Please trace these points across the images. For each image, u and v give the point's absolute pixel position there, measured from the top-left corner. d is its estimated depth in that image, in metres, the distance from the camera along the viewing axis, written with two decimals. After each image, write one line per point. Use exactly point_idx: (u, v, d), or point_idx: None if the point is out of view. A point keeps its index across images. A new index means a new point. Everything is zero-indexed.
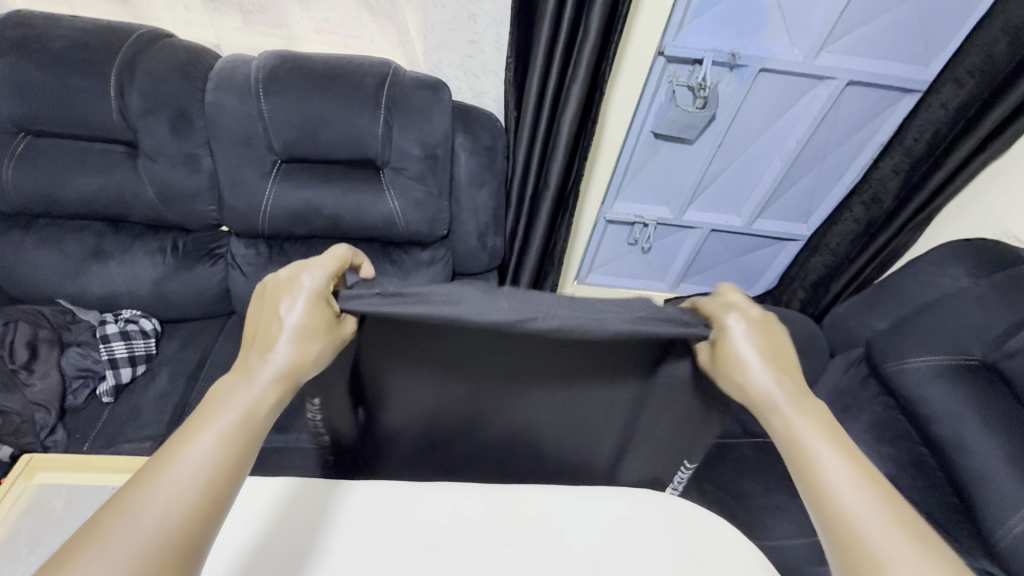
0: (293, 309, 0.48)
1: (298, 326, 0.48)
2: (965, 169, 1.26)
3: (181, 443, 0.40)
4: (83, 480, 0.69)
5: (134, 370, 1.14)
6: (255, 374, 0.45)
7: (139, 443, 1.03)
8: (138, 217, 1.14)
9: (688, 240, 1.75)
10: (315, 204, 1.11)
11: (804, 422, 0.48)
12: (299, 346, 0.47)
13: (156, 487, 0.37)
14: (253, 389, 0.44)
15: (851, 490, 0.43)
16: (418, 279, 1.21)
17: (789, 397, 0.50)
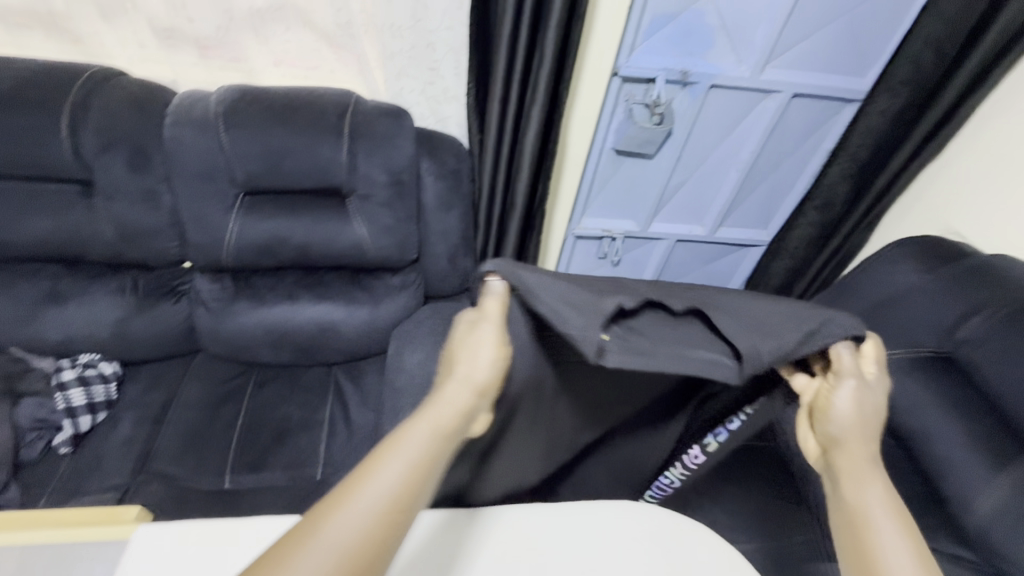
0: (474, 356, 0.57)
1: (480, 366, 0.56)
2: (905, 172, 1.34)
3: (376, 467, 0.48)
4: (37, 539, 0.65)
5: (94, 418, 1.09)
6: (429, 422, 0.52)
7: (101, 494, 0.99)
8: (95, 257, 1.11)
9: (656, 250, 1.79)
10: (281, 235, 1.10)
11: (874, 496, 0.54)
12: (474, 380, 0.56)
13: (345, 504, 0.45)
14: (429, 430, 0.51)
15: (898, 555, 0.50)
16: (390, 305, 1.20)
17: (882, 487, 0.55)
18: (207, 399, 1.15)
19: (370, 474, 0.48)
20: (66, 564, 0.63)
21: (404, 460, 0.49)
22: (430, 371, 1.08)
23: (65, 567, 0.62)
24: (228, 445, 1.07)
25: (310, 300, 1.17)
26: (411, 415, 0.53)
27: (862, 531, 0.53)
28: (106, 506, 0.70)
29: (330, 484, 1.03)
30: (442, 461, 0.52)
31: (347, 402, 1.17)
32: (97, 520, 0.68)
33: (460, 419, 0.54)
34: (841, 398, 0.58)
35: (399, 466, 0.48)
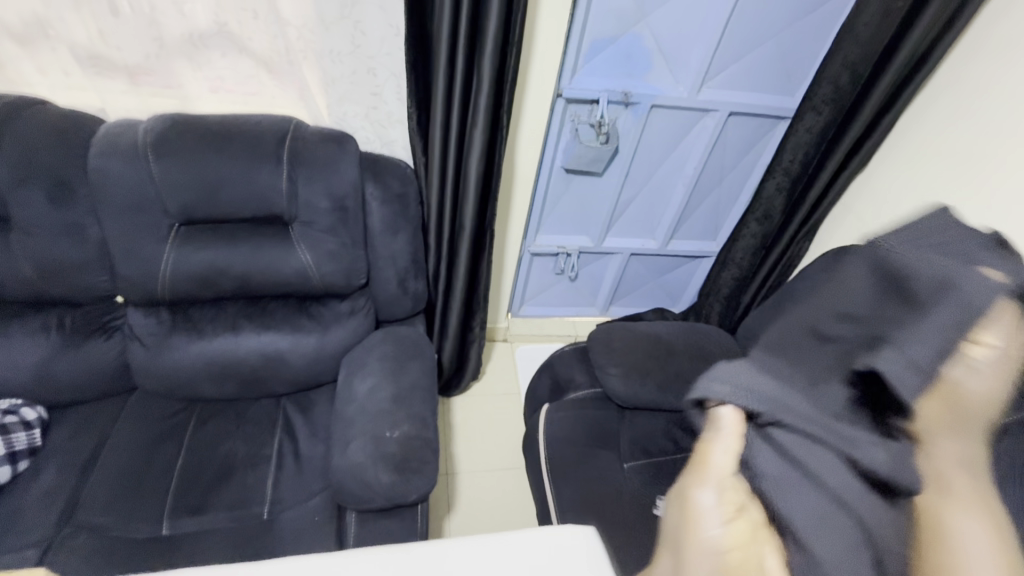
0: (727, 441, 0.41)
1: (738, 450, 0.41)
2: (835, 183, 1.43)
3: (700, 527, 0.35)
4: None
5: (14, 468, 1.01)
6: (745, 498, 0.37)
7: (20, 551, 0.92)
8: (15, 295, 1.04)
9: (611, 264, 1.83)
10: (220, 265, 1.07)
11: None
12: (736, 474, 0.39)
13: (680, 568, 0.33)
14: (756, 501, 0.36)
15: None
16: (339, 332, 1.18)
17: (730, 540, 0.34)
18: (143, 440, 1.09)
19: (682, 540, 0.35)
20: None
21: (718, 542, 0.34)
22: (380, 399, 1.05)
23: None
24: (165, 489, 1.02)
25: (253, 330, 1.13)
26: (707, 467, 0.40)
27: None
28: None
29: (276, 523, 0.99)
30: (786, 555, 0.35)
31: (296, 435, 1.13)
32: None
33: (772, 528, 0.36)
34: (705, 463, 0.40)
35: (728, 528, 0.35)
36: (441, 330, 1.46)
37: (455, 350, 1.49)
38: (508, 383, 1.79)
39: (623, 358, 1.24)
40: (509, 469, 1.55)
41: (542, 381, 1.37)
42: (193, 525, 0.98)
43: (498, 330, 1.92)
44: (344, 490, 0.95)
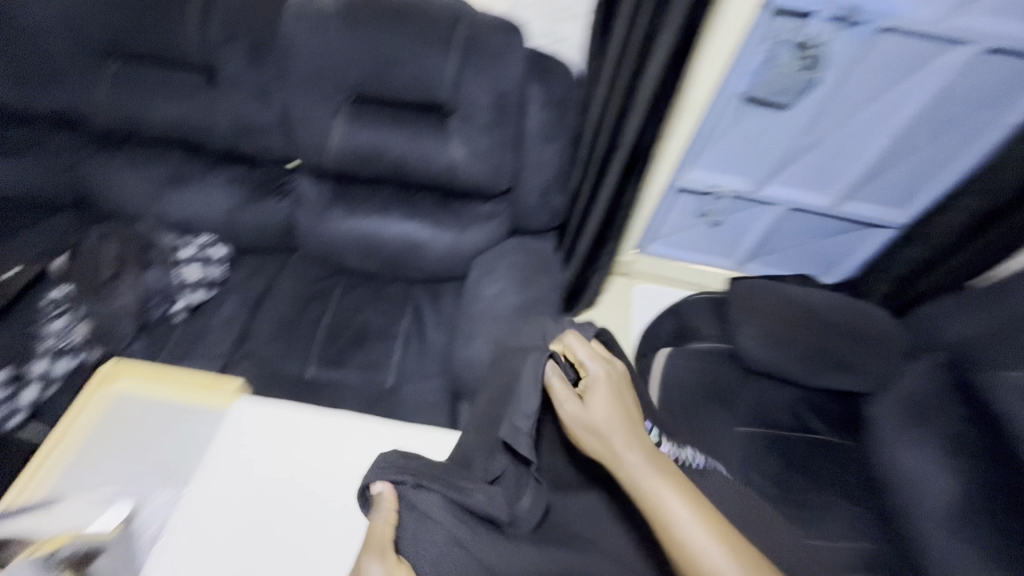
0: (603, 407, 0.68)
1: (600, 412, 0.68)
2: None
3: (660, 495, 0.60)
4: (156, 392, 0.74)
5: (206, 293, 1.20)
6: (634, 453, 0.64)
7: (206, 360, 1.11)
8: (214, 145, 1.18)
9: (764, 216, 1.63)
10: (380, 147, 1.10)
11: (655, 483, 0.61)
12: (608, 419, 0.68)
13: (676, 532, 0.58)
14: (644, 453, 0.64)
15: (689, 528, 0.58)
16: (475, 233, 1.19)
17: (642, 457, 0.64)
18: (299, 294, 1.23)
19: (659, 503, 0.60)
20: (179, 417, 0.73)
21: (648, 479, 0.62)
22: (505, 305, 1.07)
23: (178, 420, 0.72)
24: (313, 340, 1.15)
25: (399, 215, 1.18)
26: (608, 444, 0.65)
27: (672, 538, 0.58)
28: (210, 376, 0.76)
29: (398, 392, 1.09)
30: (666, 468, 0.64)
31: (423, 320, 1.21)
32: (203, 388, 0.75)
33: (648, 448, 0.66)
34: (600, 406, 0.69)
35: (670, 486, 0.61)
36: (569, 250, 1.44)
37: (577, 274, 1.47)
38: (620, 318, 1.74)
39: (764, 321, 1.13)
40: None
41: (665, 324, 1.32)
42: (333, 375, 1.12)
43: (620, 262, 1.85)
44: (462, 380, 1.00)
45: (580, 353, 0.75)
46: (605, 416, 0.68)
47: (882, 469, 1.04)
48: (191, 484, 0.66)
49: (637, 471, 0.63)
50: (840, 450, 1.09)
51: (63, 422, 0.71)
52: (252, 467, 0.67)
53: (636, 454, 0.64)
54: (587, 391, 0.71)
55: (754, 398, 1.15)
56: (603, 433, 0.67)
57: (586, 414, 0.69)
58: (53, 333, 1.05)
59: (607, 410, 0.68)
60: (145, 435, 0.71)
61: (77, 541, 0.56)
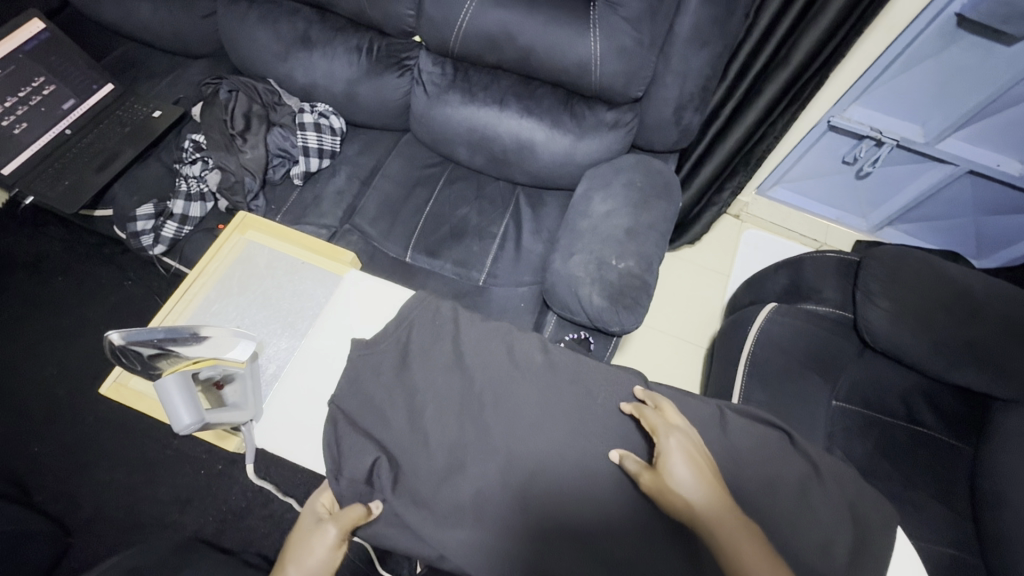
0: (677, 444, 0.58)
1: (677, 453, 0.58)
2: None
3: (727, 535, 0.54)
4: (279, 247, 0.80)
5: (320, 162, 1.23)
6: (705, 494, 0.56)
7: (316, 228, 1.16)
8: (343, 9, 1.13)
9: (929, 175, 1.37)
10: (512, 30, 1.00)
11: (719, 520, 0.55)
12: (684, 463, 0.57)
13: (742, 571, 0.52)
14: (710, 489, 0.56)
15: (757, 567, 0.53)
16: (594, 142, 1.10)
17: (709, 497, 0.56)
18: (406, 178, 1.23)
19: (726, 544, 0.54)
20: (297, 273, 0.77)
21: (715, 518, 0.55)
22: (613, 225, 1.00)
23: (298, 275, 0.77)
24: (414, 226, 1.17)
25: (517, 111, 1.11)
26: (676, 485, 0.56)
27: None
28: (328, 244, 0.81)
29: (489, 292, 1.10)
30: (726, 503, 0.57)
31: (522, 226, 1.18)
32: (322, 253, 0.79)
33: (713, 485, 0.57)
34: (675, 446, 0.58)
35: (735, 524, 0.55)
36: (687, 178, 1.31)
37: (689, 206, 1.36)
38: (721, 262, 1.61)
39: (900, 294, 1.00)
40: (689, 342, 1.49)
41: (777, 278, 1.19)
42: (429, 264, 1.14)
43: (734, 202, 1.67)
44: (555, 294, 0.98)
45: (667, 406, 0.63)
46: (684, 477, 0.57)
47: (993, 485, 0.91)
48: (307, 336, 0.72)
49: (704, 509, 0.55)
50: (947, 449, 0.99)
51: (204, 259, 0.78)
52: (359, 334, 0.71)
53: (723, 511, 0.55)
54: (661, 459, 0.58)
55: (860, 375, 1.05)
56: (688, 511, 0.55)
57: (667, 453, 0.58)
58: (189, 176, 1.17)
59: (681, 452, 0.58)
60: (268, 283, 0.76)
61: (217, 366, 0.63)
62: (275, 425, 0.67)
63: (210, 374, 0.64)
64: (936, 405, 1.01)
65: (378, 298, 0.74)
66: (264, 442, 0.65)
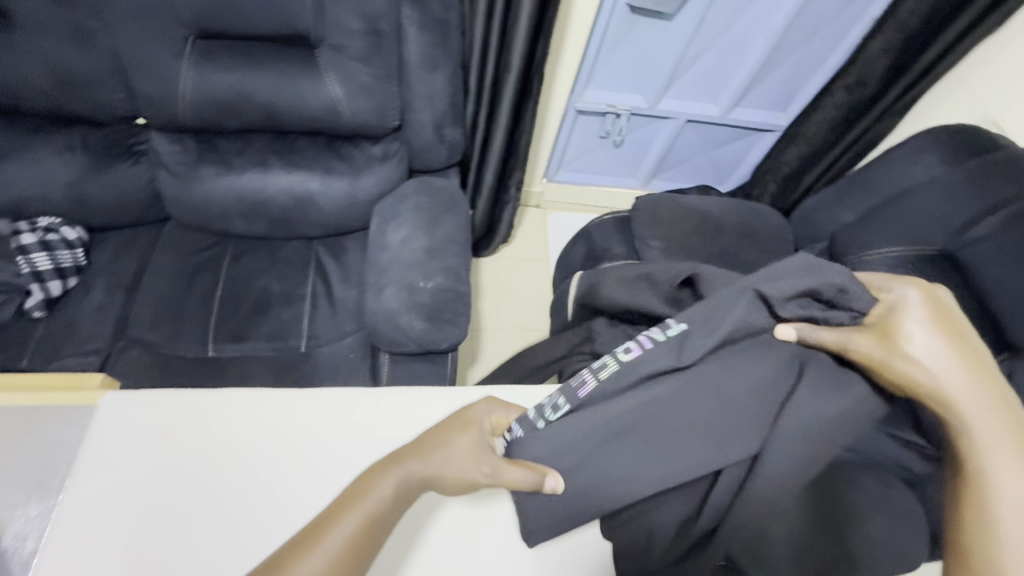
0: (921, 341, 0.49)
1: (878, 347, 0.51)
2: (904, 97, 1.30)
3: (986, 413, 0.46)
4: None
5: (65, 283, 1.05)
6: (969, 394, 0.46)
7: (82, 357, 0.98)
8: (33, 107, 0.97)
9: (662, 131, 1.66)
10: (243, 91, 0.97)
11: (956, 377, 0.47)
12: (922, 354, 0.48)
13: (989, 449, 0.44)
14: (967, 384, 0.47)
15: (1001, 447, 0.44)
16: (370, 178, 1.11)
17: (939, 374, 0.48)
18: (182, 268, 1.10)
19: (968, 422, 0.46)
20: (34, 424, 0.65)
21: (957, 405, 0.47)
22: (413, 249, 1.02)
23: (35, 427, 0.64)
24: (207, 315, 1.05)
25: (282, 168, 1.07)
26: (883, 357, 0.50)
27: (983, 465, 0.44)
28: (65, 373, 0.69)
29: (314, 356, 1.04)
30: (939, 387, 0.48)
31: (328, 278, 1.13)
32: (60, 386, 0.68)
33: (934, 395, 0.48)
34: (913, 330, 0.50)
35: (989, 420, 0.46)
36: (475, 188, 1.39)
37: (486, 211, 1.43)
38: (537, 250, 1.75)
39: (665, 230, 1.18)
40: (533, 330, 1.58)
41: (576, 249, 1.32)
42: (238, 349, 1.03)
43: (531, 194, 1.83)
44: (378, 332, 0.96)
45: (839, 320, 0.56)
46: (934, 356, 0.48)
47: None
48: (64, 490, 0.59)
49: (945, 382, 0.47)
50: None
51: None
52: (135, 461, 0.61)
53: (967, 387, 0.47)
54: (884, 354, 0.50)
55: None
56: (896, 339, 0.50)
57: (882, 347, 0.51)
58: None
59: (909, 341, 0.49)
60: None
61: None
62: None
63: None
64: None
65: (155, 411, 0.64)
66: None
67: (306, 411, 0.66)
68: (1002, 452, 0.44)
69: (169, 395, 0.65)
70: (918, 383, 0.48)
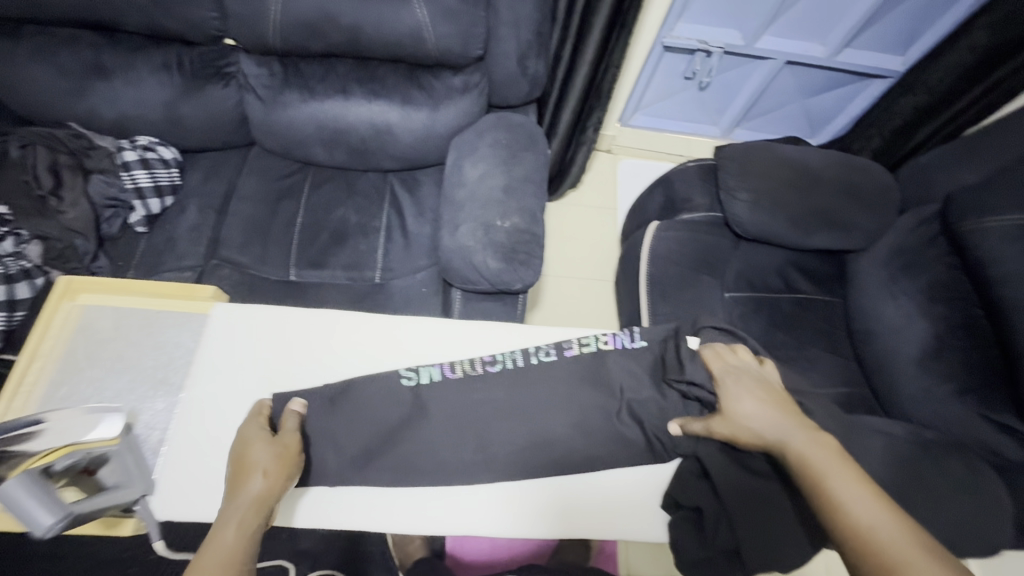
0: (752, 411, 0.66)
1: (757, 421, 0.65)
2: None
3: (834, 481, 0.58)
4: (125, 304, 0.71)
5: (162, 202, 1.11)
6: (819, 458, 0.60)
7: (179, 272, 1.05)
8: (132, 24, 0.99)
9: (757, 73, 1.51)
10: (329, 12, 0.94)
11: (812, 448, 0.61)
12: (758, 420, 0.65)
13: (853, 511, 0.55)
14: (810, 438, 0.62)
15: (868, 513, 0.55)
16: (450, 111, 1.07)
17: (805, 439, 0.63)
18: (267, 194, 1.14)
19: (837, 492, 0.57)
20: (155, 328, 0.70)
21: (821, 465, 0.60)
22: (489, 188, 1.00)
23: (156, 330, 0.70)
24: (290, 241, 1.09)
25: (363, 96, 1.05)
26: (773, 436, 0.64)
27: (846, 522, 0.55)
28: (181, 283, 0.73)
29: (388, 287, 1.06)
30: (796, 437, 0.63)
31: (403, 213, 1.14)
32: (176, 295, 0.72)
33: (799, 463, 0.61)
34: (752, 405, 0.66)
35: (840, 479, 0.58)
36: (551, 126, 1.33)
37: (560, 152, 1.38)
38: (606, 198, 1.69)
39: (757, 182, 1.10)
40: (596, 280, 1.56)
41: (653, 198, 1.26)
42: (318, 276, 1.07)
43: (603, 138, 1.74)
44: (452, 269, 0.96)
45: (739, 405, 0.67)
46: (757, 417, 0.65)
47: (863, 321, 1.06)
48: (184, 389, 0.66)
49: (795, 442, 0.62)
50: (823, 306, 1.14)
51: (32, 339, 0.68)
52: (244, 372, 0.67)
53: (808, 446, 0.62)
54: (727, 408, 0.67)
55: (743, 264, 1.16)
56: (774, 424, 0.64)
57: (751, 420, 0.65)
58: None
59: (761, 410, 0.66)
60: (125, 345, 0.68)
61: (76, 453, 0.53)
62: (178, 494, 0.61)
63: (74, 461, 0.55)
64: (802, 269, 1.15)
65: (254, 329, 0.70)
66: (166, 514, 0.60)
67: (393, 344, 0.73)
68: (869, 513, 0.55)
69: (274, 314, 0.71)
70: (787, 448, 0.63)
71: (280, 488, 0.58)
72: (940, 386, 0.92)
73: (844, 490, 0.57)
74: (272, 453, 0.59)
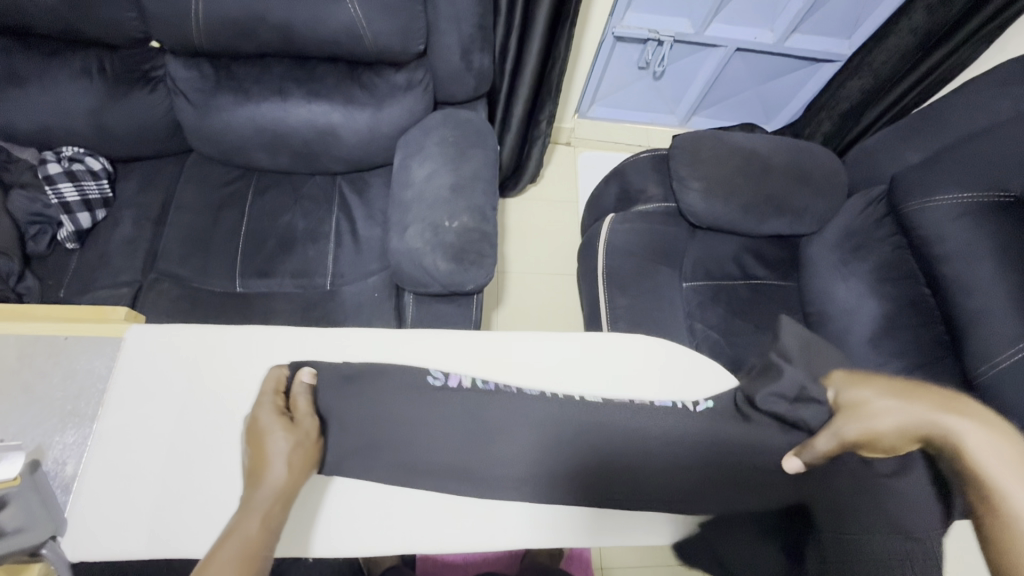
0: (887, 410, 0.61)
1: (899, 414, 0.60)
2: (992, 23, 1.16)
3: (998, 471, 0.53)
4: (28, 332, 0.66)
5: (93, 215, 1.05)
6: (974, 447, 0.55)
7: (115, 289, 1.00)
8: (45, 28, 0.93)
9: (708, 61, 1.51)
10: (257, 10, 0.90)
11: (977, 438, 0.56)
12: (891, 420, 0.60)
13: (1014, 507, 0.51)
14: (965, 421, 0.57)
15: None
16: (394, 110, 1.04)
17: (966, 425, 0.57)
18: (207, 202, 1.09)
19: (1000, 485, 0.52)
20: (62, 356, 0.66)
21: (975, 453, 0.55)
22: (438, 187, 0.97)
23: (62, 359, 0.65)
24: (234, 250, 1.05)
25: (302, 97, 1.01)
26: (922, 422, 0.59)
27: (1002, 515, 0.51)
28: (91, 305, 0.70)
29: (340, 294, 1.03)
30: (955, 425, 0.57)
31: (353, 216, 1.11)
32: (87, 318, 0.69)
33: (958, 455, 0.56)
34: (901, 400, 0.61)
35: (1010, 470, 0.53)
36: (503, 121, 1.31)
37: (515, 148, 1.37)
38: (566, 191, 1.68)
39: (707, 171, 1.10)
40: (558, 274, 1.55)
41: (609, 190, 1.25)
42: (265, 285, 1.03)
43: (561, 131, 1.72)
44: (403, 272, 0.93)
45: (868, 405, 0.62)
46: (894, 412, 0.61)
47: (816, 304, 1.08)
48: (99, 419, 0.62)
49: (948, 429, 0.57)
50: (777, 290, 1.15)
51: None
52: (158, 395, 0.63)
53: (958, 433, 0.56)
54: (860, 412, 0.62)
55: (699, 252, 1.16)
56: (915, 413, 0.59)
57: (889, 415, 0.61)
58: None
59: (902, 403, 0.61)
60: (28, 377, 0.64)
61: None
62: (91, 530, 0.57)
63: None
64: (757, 255, 1.16)
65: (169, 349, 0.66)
66: (80, 555, 0.57)
67: (319, 351, 0.68)
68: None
69: (191, 332, 0.67)
70: (949, 437, 0.57)
71: (302, 480, 0.58)
72: (889, 365, 0.94)
73: (1010, 482, 0.52)
74: (292, 445, 0.58)
